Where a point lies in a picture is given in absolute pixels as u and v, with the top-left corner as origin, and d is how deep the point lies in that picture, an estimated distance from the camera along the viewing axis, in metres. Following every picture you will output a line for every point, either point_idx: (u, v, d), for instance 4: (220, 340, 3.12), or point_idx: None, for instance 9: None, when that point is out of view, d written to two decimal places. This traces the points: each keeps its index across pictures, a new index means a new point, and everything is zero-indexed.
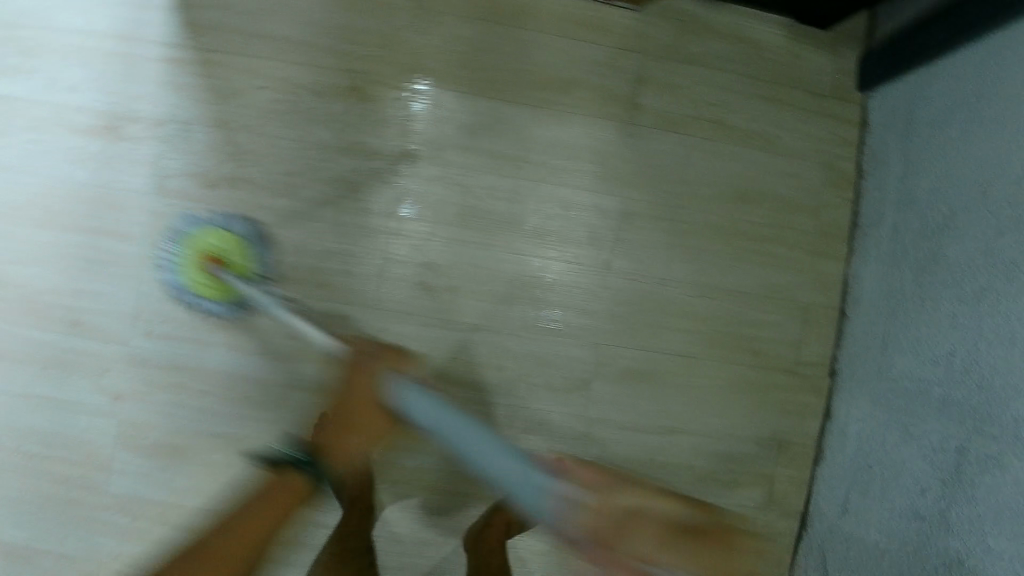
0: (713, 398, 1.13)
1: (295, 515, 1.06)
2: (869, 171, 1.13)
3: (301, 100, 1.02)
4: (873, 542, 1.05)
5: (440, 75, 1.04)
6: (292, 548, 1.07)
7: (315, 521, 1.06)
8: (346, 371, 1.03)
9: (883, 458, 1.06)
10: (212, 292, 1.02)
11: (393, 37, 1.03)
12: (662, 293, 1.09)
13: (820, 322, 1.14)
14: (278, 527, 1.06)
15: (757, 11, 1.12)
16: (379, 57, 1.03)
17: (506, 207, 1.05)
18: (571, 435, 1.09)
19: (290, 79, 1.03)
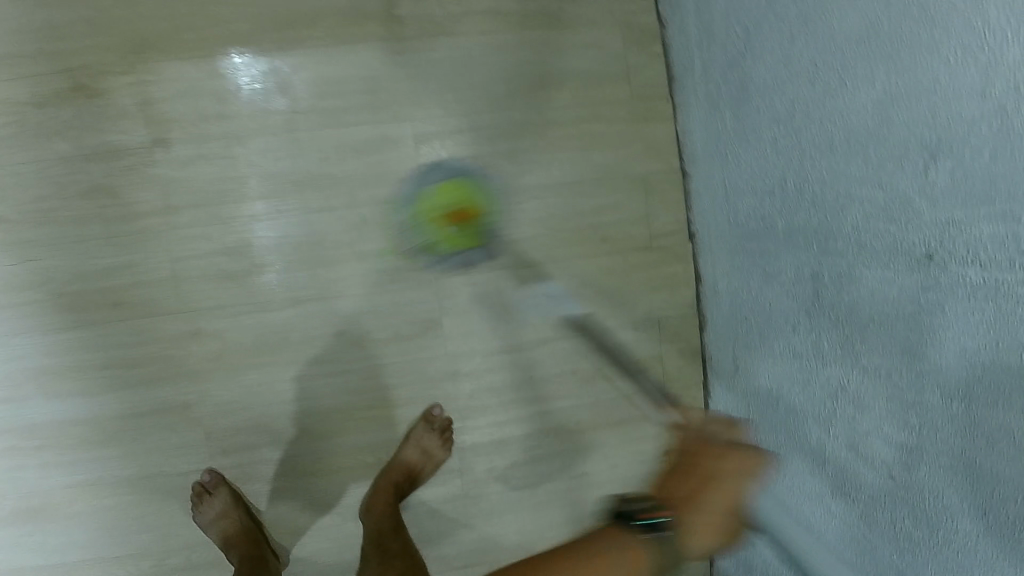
0: (576, 296, 1.08)
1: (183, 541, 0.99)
2: (668, 18, 1.08)
3: (28, 116, 0.92)
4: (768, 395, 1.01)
5: (166, 44, 0.93)
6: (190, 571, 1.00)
7: (203, 542, 1.00)
8: (179, 384, 0.97)
9: (755, 304, 1.01)
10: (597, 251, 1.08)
11: (104, 19, 0.92)
12: (487, 207, 1.04)
13: (661, 189, 1.10)
14: (169, 559, 0.99)
15: None
16: (95, 45, 0.92)
17: (292, 164, 0.97)
18: (440, 377, 1.04)
19: (7, 98, 0.91)
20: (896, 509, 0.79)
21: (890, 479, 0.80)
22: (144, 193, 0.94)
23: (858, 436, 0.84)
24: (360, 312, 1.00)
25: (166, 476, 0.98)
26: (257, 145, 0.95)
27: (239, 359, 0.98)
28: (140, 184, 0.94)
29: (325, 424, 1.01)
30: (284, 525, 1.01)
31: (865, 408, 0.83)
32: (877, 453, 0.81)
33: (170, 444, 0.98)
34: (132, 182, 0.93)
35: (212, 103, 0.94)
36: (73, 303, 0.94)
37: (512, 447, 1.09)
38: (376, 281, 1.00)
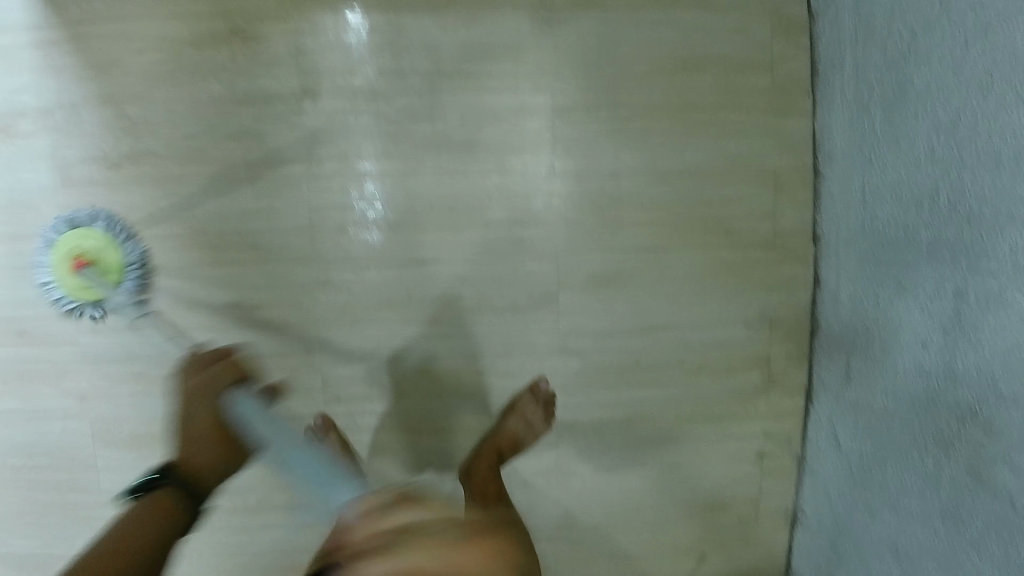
0: (689, 287, 1.07)
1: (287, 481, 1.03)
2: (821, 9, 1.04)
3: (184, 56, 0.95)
4: (881, 408, 0.98)
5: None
6: (292, 509, 1.04)
7: None
8: (300, 330, 1.00)
9: (880, 317, 0.98)
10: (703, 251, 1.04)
11: None
12: (614, 188, 1.03)
13: (790, 187, 1.07)
14: (274, 494, 1.04)
15: None
16: None
17: (429, 127, 0.98)
18: (548, 352, 1.05)
19: (165, 36, 0.94)
20: (1016, 538, 0.76)
21: (1011, 508, 0.77)
22: (284, 141, 0.96)
23: (984, 464, 0.80)
24: (476, 280, 1.01)
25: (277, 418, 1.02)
26: (397, 104, 0.97)
27: (358, 313, 1.00)
28: (283, 133, 0.96)
29: (435, 385, 1.02)
30: (382, 479, 1.04)
31: (992, 436, 0.79)
32: (1001, 479, 0.78)
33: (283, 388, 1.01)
34: (276, 130, 0.96)
35: (358, 58, 0.95)
36: (209, 240, 0.98)
37: (609, 428, 1.09)
38: (496, 250, 1.01)
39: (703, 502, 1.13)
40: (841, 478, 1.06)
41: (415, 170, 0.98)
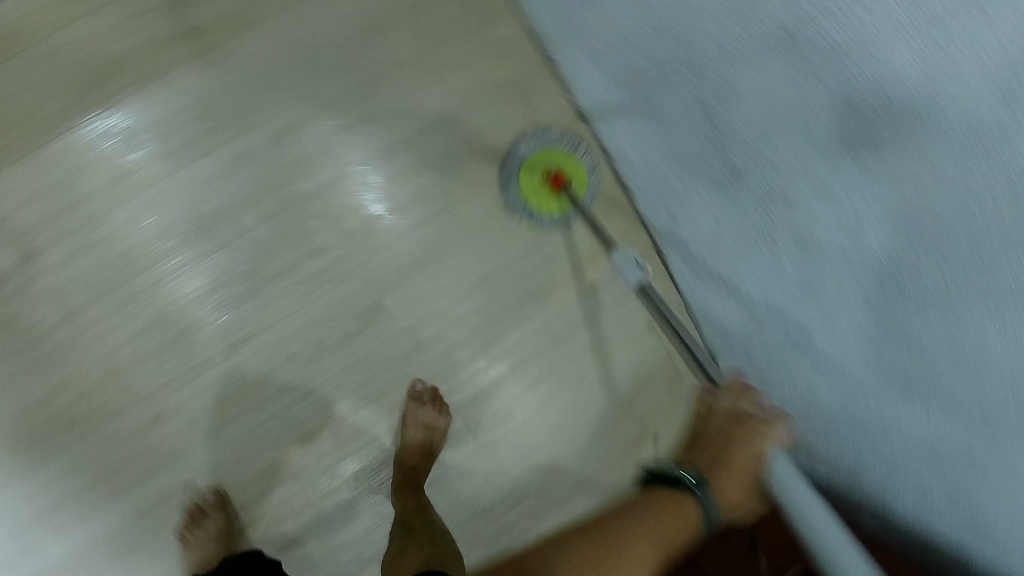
0: (495, 224, 1.04)
1: None
2: None
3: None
4: (710, 234, 0.96)
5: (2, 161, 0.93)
6: None
7: None
8: (164, 470, 0.96)
9: (656, 183, 1.00)
10: (538, 194, 1.02)
11: None
12: (371, 177, 1.00)
13: (532, 82, 1.04)
14: None
15: None
16: None
17: (167, 223, 0.96)
18: (403, 355, 1.02)
19: None
20: (866, 273, 0.82)
21: (848, 242, 0.82)
22: (47, 282, 0.94)
23: (805, 228, 0.86)
24: (302, 325, 0.99)
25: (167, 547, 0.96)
26: (138, 199, 0.95)
27: (206, 422, 0.97)
28: (42, 276, 0.93)
29: (315, 446, 0.99)
30: (318, 563, 0.98)
31: (818, 192, 0.84)
32: (827, 231, 0.84)
33: (165, 515, 0.96)
34: (32, 275, 0.93)
35: (82, 176, 0.94)
36: (16, 403, 0.93)
37: (505, 392, 1.04)
38: (304, 290, 0.99)
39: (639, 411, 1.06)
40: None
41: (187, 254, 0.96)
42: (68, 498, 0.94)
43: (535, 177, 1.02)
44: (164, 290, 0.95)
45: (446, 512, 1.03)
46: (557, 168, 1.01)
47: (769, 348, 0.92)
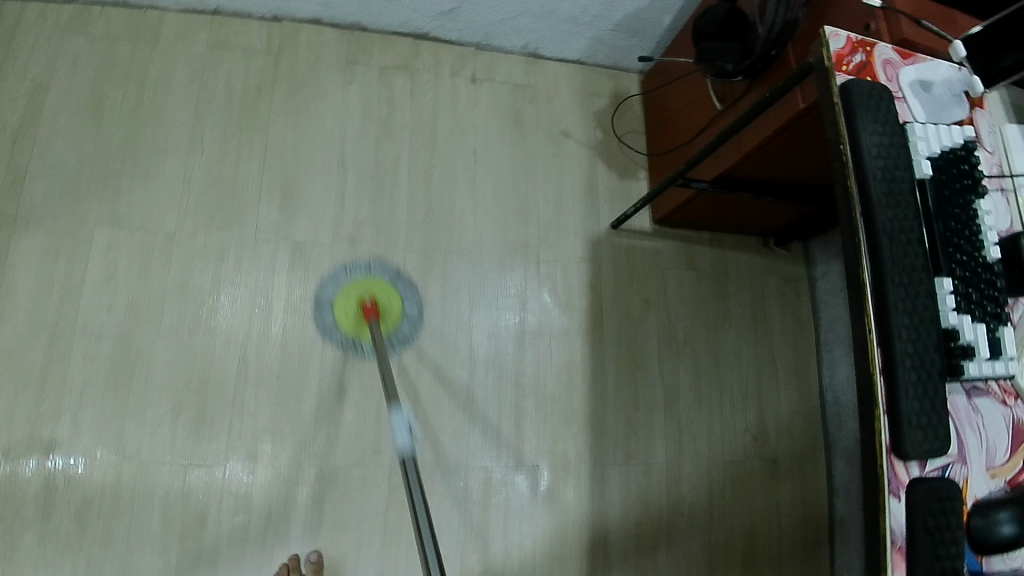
0: (307, 130, 1.16)
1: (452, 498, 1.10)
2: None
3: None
4: None
5: None
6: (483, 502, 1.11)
7: (462, 481, 1.11)
8: (295, 478, 1.06)
9: None
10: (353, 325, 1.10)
11: None
12: (199, 179, 1.10)
13: (229, 33, 1.18)
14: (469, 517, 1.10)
15: None
16: None
17: (111, 342, 1.03)
18: (349, 255, 1.13)
19: None
20: None
21: None
22: (46, 455, 0.99)
23: None
24: (257, 305, 1.08)
25: (332, 520, 1.06)
26: (44, 344, 1.02)
27: (285, 423, 1.06)
28: (40, 458, 0.99)
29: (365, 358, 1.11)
30: (452, 414, 1.13)
31: None
32: None
33: (304, 505, 1.05)
34: (27, 461, 0.99)
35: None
36: (115, 548, 0.99)
37: (436, 206, 1.19)
38: (234, 283, 1.08)
39: (517, 133, 1.25)
40: (490, 18, 1.20)
41: (128, 342, 1.03)
42: (226, 565, 1.01)
43: (352, 306, 1.10)
44: (140, 377, 1.03)
45: (484, 306, 1.18)
46: (373, 298, 1.11)
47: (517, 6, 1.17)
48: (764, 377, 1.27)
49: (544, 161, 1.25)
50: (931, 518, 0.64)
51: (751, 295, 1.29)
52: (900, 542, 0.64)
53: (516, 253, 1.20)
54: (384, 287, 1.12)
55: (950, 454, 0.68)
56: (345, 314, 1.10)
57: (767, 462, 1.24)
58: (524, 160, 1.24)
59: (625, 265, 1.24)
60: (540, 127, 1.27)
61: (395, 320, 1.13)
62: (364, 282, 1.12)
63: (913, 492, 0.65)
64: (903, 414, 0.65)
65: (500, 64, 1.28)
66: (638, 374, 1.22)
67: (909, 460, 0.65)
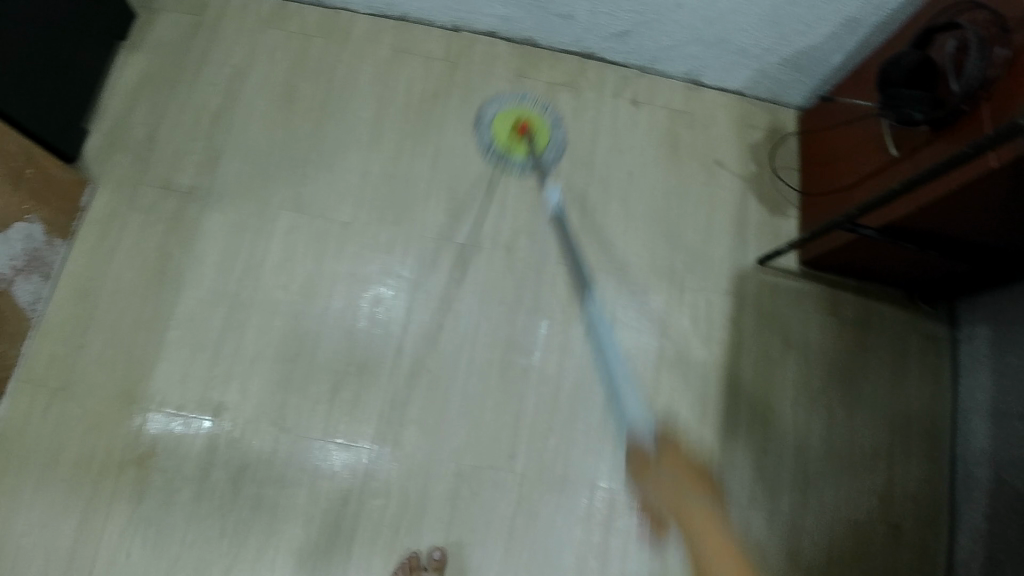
0: (476, 137, 1.21)
1: (576, 509, 1.13)
2: None
3: (80, 475, 1.02)
4: (600, 6, 1.15)
5: (142, 376, 1.06)
6: (606, 519, 1.13)
7: (588, 494, 1.14)
8: (434, 470, 1.10)
9: None
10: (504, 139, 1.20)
11: (99, 423, 1.04)
12: (374, 174, 1.16)
13: (413, 39, 1.24)
14: (591, 530, 1.13)
15: (110, 73, 1.17)
16: (118, 436, 1.04)
17: (282, 318, 1.09)
18: (505, 262, 1.17)
19: (129, 527, 1.01)
20: None
21: None
22: (213, 415, 1.06)
23: None
24: (416, 300, 1.13)
25: (462, 518, 1.09)
26: (222, 311, 1.09)
27: (430, 415, 1.11)
28: (204, 422, 1.06)
29: (508, 364, 1.14)
30: (585, 428, 1.16)
31: None
32: None
33: (438, 499, 1.09)
34: (194, 419, 1.05)
35: (178, 329, 1.08)
36: (262, 515, 1.04)
37: (590, 223, 1.22)
38: (397, 277, 1.13)
39: (673, 159, 1.27)
40: (661, 43, 1.22)
41: (298, 321, 1.09)
42: (361, 547, 1.05)
43: (508, 124, 1.21)
44: (306, 354, 1.09)
45: (624, 326, 1.19)
46: (526, 121, 1.21)
47: (690, 36, 1.19)
48: (896, 435, 1.26)
49: (695, 188, 1.26)
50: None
51: (891, 349, 1.28)
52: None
53: (660, 278, 1.22)
54: (536, 115, 1.23)
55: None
56: (502, 133, 1.21)
57: (888, 522, 1.22)
58: (676, 186, 1.26)
59: (767, 303, 1.25)
60: (695, 155, 1.28)
61: (545, 138, 1.22)
62: (517, 110, 1.22)
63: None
64: None
65: (661, 90, 1.31)
66: (770, 413, 1.22)
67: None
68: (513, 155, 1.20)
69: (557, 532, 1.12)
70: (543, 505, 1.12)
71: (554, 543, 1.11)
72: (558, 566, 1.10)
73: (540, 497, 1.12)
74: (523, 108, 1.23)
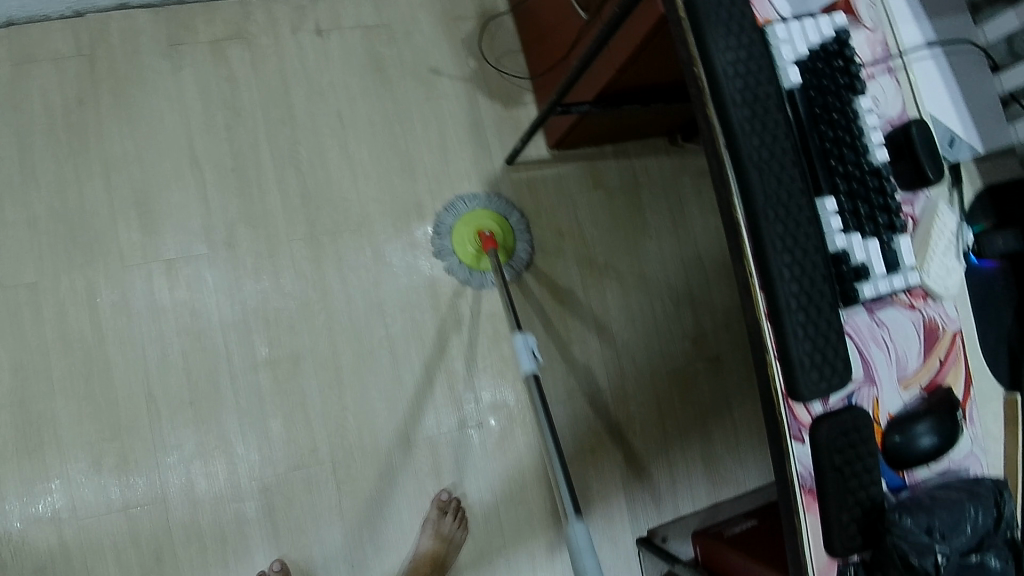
0: (149, 136, 1.05)
1: (403, 470, 1.11)
2: None
3: None
4: None
5: None
6: (435, 467, 1.12)
7: (409, 451, 1.12)
8: (238, 494, 1.04)
9: None
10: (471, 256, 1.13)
11: None
12: (44, 219, 1.01)
13: (29, 44, 1.04)
14: (424, 484, 1.12)
15: None
16: None
17: (4, 410, 0.98)
18: (233, 260, 1.06)
19: None
20: None
21: None
22: None
23: None
24: (149, 336, 1.03)
25: (288, 525, 1.06)
26: None
27: (213, 445, 1.04)
28: None
29: (278, 362, 1.07)
30: (383, 393, 1.11)
31: None
32: None
33: (256, 518, 1.05)
34: None
35: None
36: None
37: (318, 182, 1.10)
38: (117, 321, 1.02)
39: (384, 81, 1.14)
40: None
41: (26, 408, 0.99)
42: None
43: (467, 232, 1.13)
44: (51, 438, 1.00)
45: (388, 277, 1.12)
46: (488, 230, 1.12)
47: None
48: (693, 278, 1.27)
49: (417, 108, 1.15)
50: (838, 454, 0.65)
51: (667, 199, 1.27)
52: (809, 483, 0.65)
53: (410, 215, 1.14)
54: (494, 218, 1.14)
55: (855, 378, 0.69)
56: (462, 238, 1.13)
57: (710, 360, 1.27)
58: (395, 110, 1.15)
59: (528, 201, 1.20)
60: (407, 71, 1.16)
61: (508, 243, 1.15)
62: (478, 216, 1.14)
63: (816, 430, 0.65)
64: (795, 362, 0.63)
65: (344, 8, 1.15)
66: (566, 307, 1.20)
67: (806, 401, 0.64)
68: (345, 255, 1.11)
69: (391, 500, 1.10)
70: (369, 480, 1.09)
71: (391, 511, 1.10)
72: (404, 531, 1.10)
73: (363, 474, 1.09)
74: (487, 212, 1.14)
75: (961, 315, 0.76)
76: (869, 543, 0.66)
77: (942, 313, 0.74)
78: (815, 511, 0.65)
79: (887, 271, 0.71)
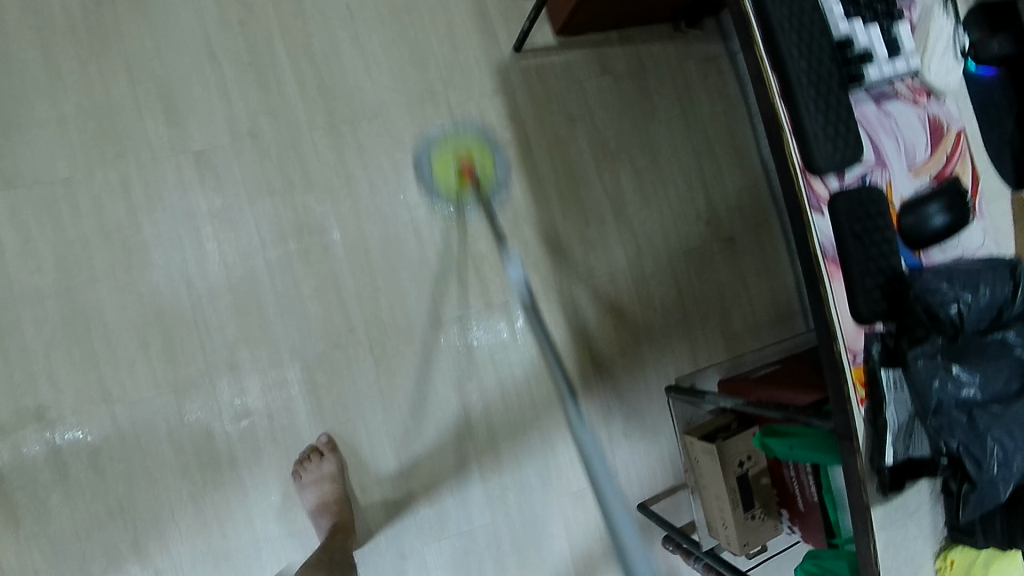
0: (168, 33, 1.08)
1: (435, 347, 1.15)
2: None
3: None
4: None
5: None
6: (466, 344, 1.17)
7: (440, 330, 1.16)
8: (282, 372, 1.09)
9: None
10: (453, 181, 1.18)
11: None
12: (74, 117, 1.04)
13: None
14: (456, 360, 1.16)
15: None
16: None
17: (52, 299, 1.03)
18: (258, 151, 1.10)
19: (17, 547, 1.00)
20: None
21: None
22: (37, 415, 1.02)
23: None
24: (184, 226, 1.07)
25: (330, 402, 1.11)
26: None
27: (254, 327, 1.09)
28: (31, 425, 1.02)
29: (308, 247, 1.11)
30: (410, 274, 1.15)
31: None
32: None
33: (299, 396, 1.10)
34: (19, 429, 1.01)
35: None
36: (139, 481, 1.04)
37: (334, 73, 1.13)
38: (152, 210, 1.06)
39: None
40: None
41: (71, 296, 1.03)
42: (248, 465, 1.08)
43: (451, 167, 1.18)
44: (98, 324, 1.04)
45: (407, 163, 1.16)
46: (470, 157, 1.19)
47: None
48: (704, 161, 1.31)
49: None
50: (856, 223, 0.69)
51: (675, 82, 1.30)
52: (831, 253, 0.69)
53: (425, 103, 1.17)
54: (472, 138, 1.19)
55: (866, 161, 0.72)
56: (445, 174, 1.18)
57: (725, 239, 1.31)
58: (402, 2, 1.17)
59: (539, 88, 1.23)
60: None
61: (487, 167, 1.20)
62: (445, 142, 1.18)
63: (834, 204, 0.69)
64: (809, 135, 0.67)
65: None
66: (580, 188, 1.24)
67: (822, 173, 0.68)
68: (365, 143, 1.14)
69: (426, 375, 1.15)
70: (403, 357, 1.14)
71: (427, 386, 1.15)
72: (440, 404, 1.15)
73: (397, 351, 1.14)
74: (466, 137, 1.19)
75: (963, 114, 0.78)
76: (891, 310, 0.69)
77: (945, 111, 0.76)
78: (838, 279, 0.69)
79: (890, 56, 0.74)
